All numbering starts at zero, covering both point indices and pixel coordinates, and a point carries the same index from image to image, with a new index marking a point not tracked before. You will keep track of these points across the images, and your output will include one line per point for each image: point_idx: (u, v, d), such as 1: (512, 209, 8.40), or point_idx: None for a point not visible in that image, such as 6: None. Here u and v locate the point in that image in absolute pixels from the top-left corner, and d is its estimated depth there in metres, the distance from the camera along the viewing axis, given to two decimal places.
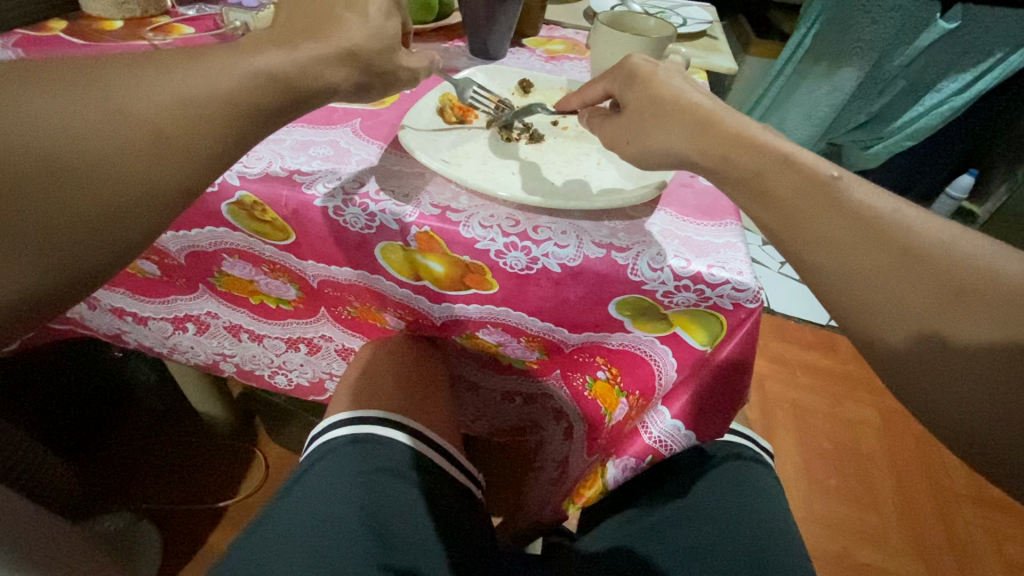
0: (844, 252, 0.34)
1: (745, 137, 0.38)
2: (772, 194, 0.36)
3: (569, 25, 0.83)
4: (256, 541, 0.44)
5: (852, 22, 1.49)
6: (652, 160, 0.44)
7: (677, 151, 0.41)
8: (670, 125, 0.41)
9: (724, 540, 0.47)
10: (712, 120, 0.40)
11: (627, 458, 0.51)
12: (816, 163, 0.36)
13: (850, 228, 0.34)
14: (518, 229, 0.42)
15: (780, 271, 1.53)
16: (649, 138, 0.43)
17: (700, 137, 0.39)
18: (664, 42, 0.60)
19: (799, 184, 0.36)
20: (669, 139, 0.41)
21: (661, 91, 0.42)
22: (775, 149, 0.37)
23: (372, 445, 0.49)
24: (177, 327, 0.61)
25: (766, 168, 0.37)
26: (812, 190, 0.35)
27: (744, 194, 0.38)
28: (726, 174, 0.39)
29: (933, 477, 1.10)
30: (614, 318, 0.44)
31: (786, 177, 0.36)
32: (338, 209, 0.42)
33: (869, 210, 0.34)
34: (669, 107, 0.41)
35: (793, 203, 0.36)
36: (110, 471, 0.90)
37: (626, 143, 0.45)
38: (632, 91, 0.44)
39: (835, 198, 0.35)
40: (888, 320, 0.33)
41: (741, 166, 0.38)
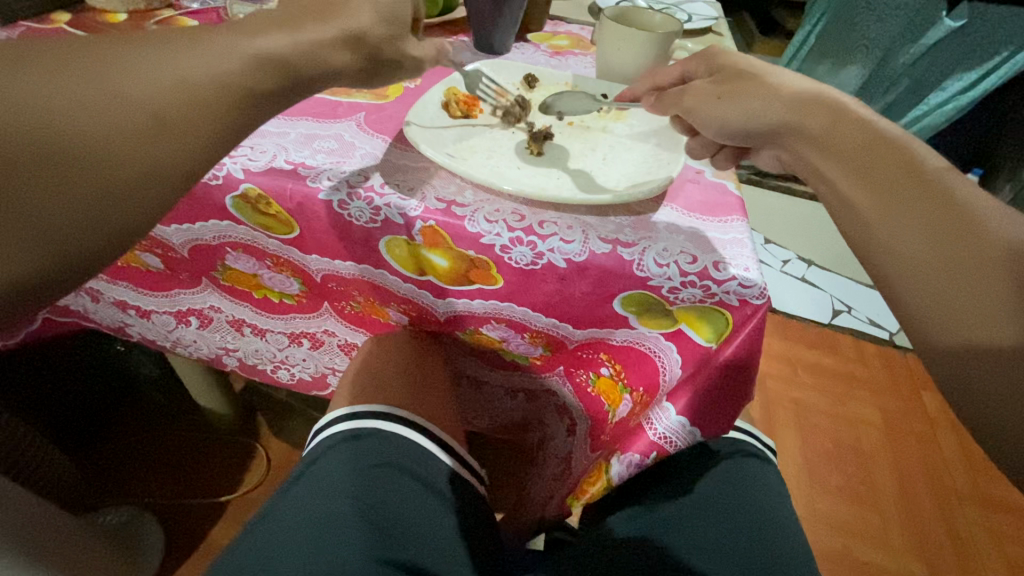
0: (932, 233, 0.33)
1: (850, 110, 0.39)
2: (873, 168, 0.36)
3: (574, 20, 0.82)
4: (267, 527, 0.44)
5: (857, 20, 1.50)
6: (737, 120, 0.44)
7: (772, 112, 0.42)
8: (767, 90, 0.43)
9: (727, 540, 0.47)
10: (812, 91, 0.42)
11: (631, 455, 0.50)
12: (924, 153, 0.36)
13: (940, 213, 0.33)
14: (523, 224, 0.42)
15: (782, 270, 1.53)
16: (743, 96, 0.44)
17: (808, 100, 0.41)
18: (671, 37, 0.60)
19: (899, 161, 0.35)
20: (764, 99, 0.43)
21: (752, 66, 0.46)
22: (885, 129, 0.37)
23: (374, 440, 0.49)
24: (180, 321, 0.61)
25: (875, 143, 0.37)
26: (908, 169, 0.35)
27: (840, 155, 0.37)
28: (827, 137, 0.39)
29: (934, 476, 1.10)
30: (620, 314, 0.44)
31: (890, 154, 0.36)
32: (342, 203, 0.42)
33: (970, 203, 0.33)
34: (766, 77, 0.44)
35: (893, 181, 0.35)
36: (112, 465, 0.91)
37: (715, 100, 0.45)
38: (722, 66, 0.48)
39: (935, 183, 0.34)
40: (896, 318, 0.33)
41: (847, 134, 0.38)
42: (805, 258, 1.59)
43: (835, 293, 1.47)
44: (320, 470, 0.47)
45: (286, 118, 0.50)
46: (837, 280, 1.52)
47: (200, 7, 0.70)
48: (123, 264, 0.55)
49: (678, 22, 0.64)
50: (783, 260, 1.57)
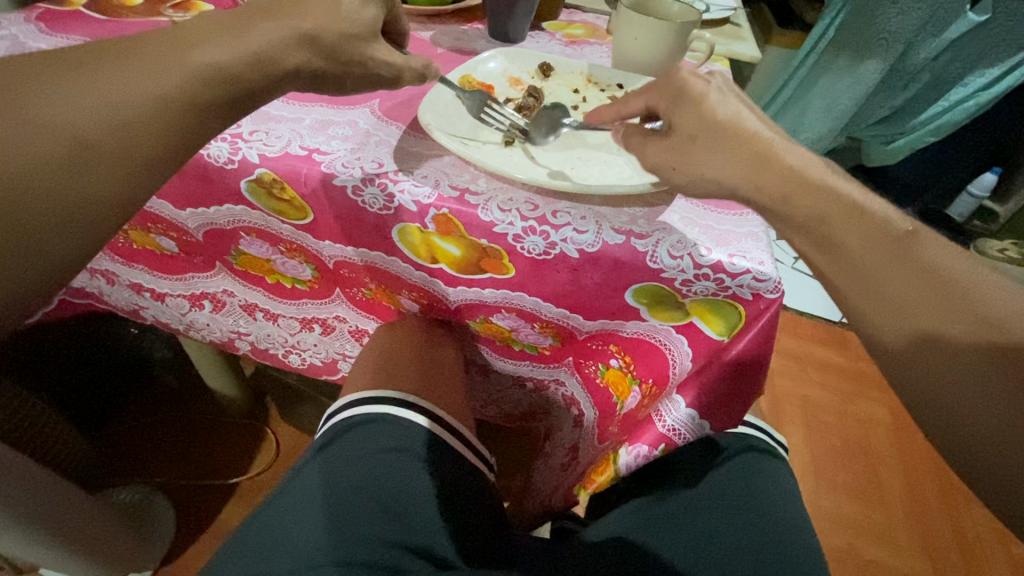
0: (904, 300, 0.34)
1: (812, 181, 0.37)
2: (838, 243, 0.36)
3: (589, 9, 0.81)
4: (277, 508, 0.45)
5: (878, 12, 1.42)
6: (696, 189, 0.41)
7: (731, 184, 0.39)
8: (727, 150, 0.39)
9: (738, 533, 0.47)
10: (771, 157, 0.38)
11: (640, 446, 0.51)
12: (888, 214, 0.36)
13: (915, 276, 0.34)
14: (537, 213, 0.42)
15: (794, 267, 1.51)
16: (704, 161, 0.39)
17: (761, 170, 0.38)
18: (689, 27, 0.59)
19: (869, 235, 0.35)
20: (724, 170, 0.39)
21: (712, 113, 0.40)
22: (847, 196, 0.36)
23: (388, 426, 0.49)
24: (193, 304, 0.61)
25: (834, 212, 0.36)
26: (886, 243, 0.35)
27: (806, 237, 0.37)
28: (787, 216, 0.37)
29: (943, 476, 1.10)
30: (631, 306, 0.43)
31: (858, 227, 0.35)
32: (357, 189, 0.42)
33: (937, 263, 0.34)
34: (726, 135, 0.39)
35: (860, 252, 0.35)
36: (124, 447, 0.92)
37: (672, 168, 0.41)
38: (681, 109, 0.41)
39: (904, 251, 0.34)
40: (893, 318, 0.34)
41: (804, 210, 0.36)
42: None
43: None
44: (332, 453, 0.48)
45: (300, 103, 0.50)
46: None
47: None
48: (138, 246, 0.55)
49: (697, 12, 0.63)
50: (795, 257, 1.55)
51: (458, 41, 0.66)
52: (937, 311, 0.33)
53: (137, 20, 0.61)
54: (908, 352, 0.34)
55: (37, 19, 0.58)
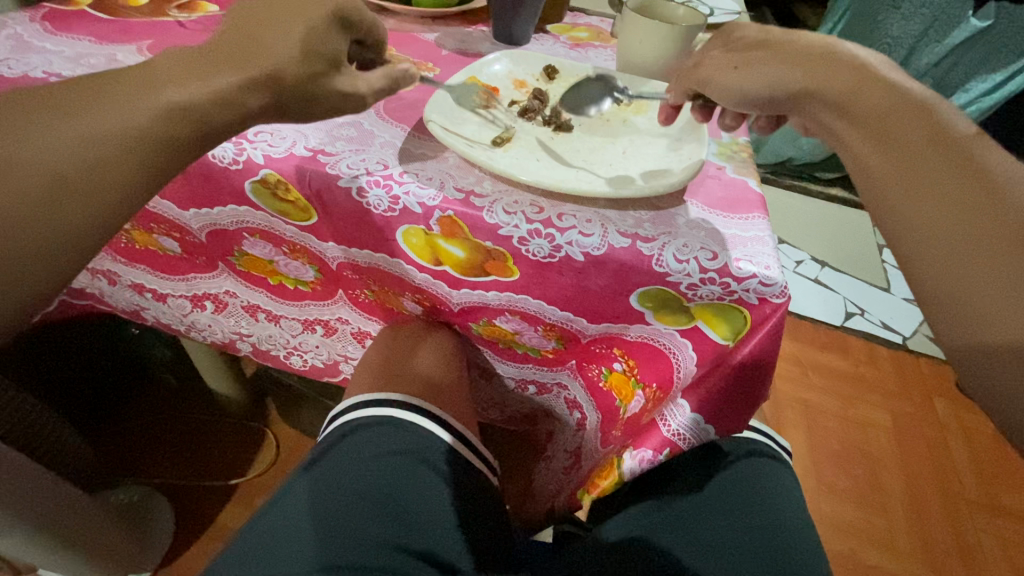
0: (947, 191, 0.32)
1: (878, 75, 0.36)
2: (892, 130, 0.35)
3: (594, 12, 0.81)
4: (278, 508, 0.45)
5: (880, 18, 1.49)
6: (760, 94, 0.41)
7: (793, 84, 0.39)
8: (794, 58, 0.39)
9: (746, 537, 0.47)
10: (838, 53, 0.38)
11: (645, 452, 0.50)
12: (952, 116, 0.35)
13: (960, 173, 0.32)
14: (542, 216, 0.42)
15: (796, 271, 1.51)
16: (766, 66, 0.40)
17: (827, 66, 0.37)
18: (694, 29, 0.59)
19: (926, 126, 0.34)
20: (785, 70, 0.39)
21: (771, 32, 0.42)
22: (909, 90, 0.36)
23: (389, 428, 0.49)
24: (195, 305, 0.61)
25: (895, 106, 0.35)
26: (940, 136, 0.33)
27: (862, 127, 0.36)
28: (847, 108, 0.36)
29: (944, 482, 1.09)
30: (636, 310, 0.43)
31: (914, 117, 0.34)
32: (361, 190, 0.42)
33: (990, 164, 0.32)
34: (787, 44, 0.40)
35: (915, 142, 0.34)
36: (123, 447, 0.92)
37: (732, 71, 0.42)
38: (741, 35, 0.44)
39: (954, 147, 0.33)
40: (934, 222, 0.32)
41: (866, 102, 0.36)
42: (820, 258, 1.56)
43: (848, 295, 1.45)
44: (332, 457, 0.48)
45: None
46: (852, 283, 1.49)
47: None
48: (141, 246, 0.55)
49: (702, 15, 0.63)
50: (797, 260, 1.54)
51: (462, 43, 0.66)
52: (983, 215, 0.31)
53: (142, 20, 0.61)
54: (939, 246, 0.32)
55: (42, 18, 0.58)
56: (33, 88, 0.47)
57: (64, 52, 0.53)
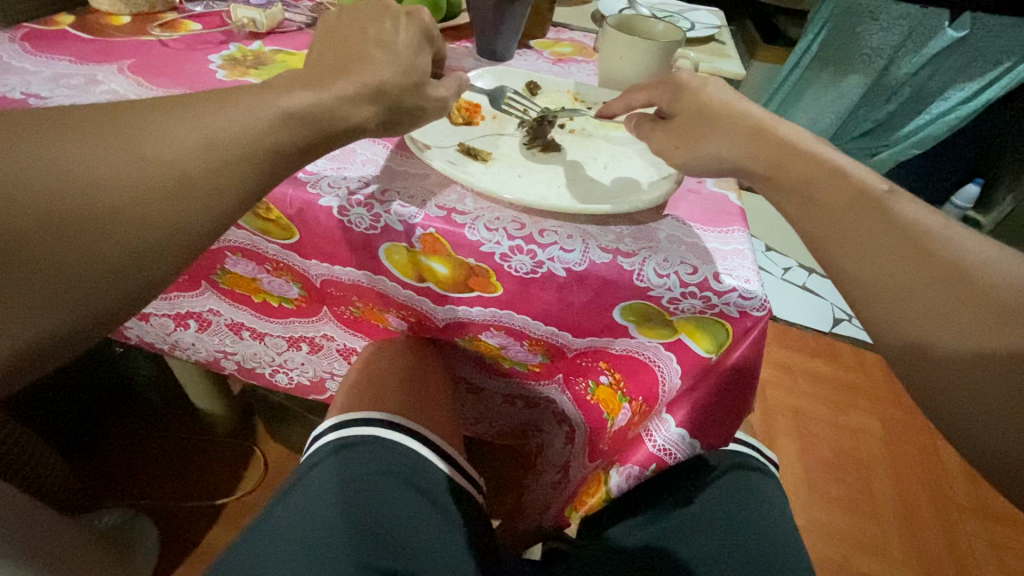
0: (876, 252, 0.35)
1: (802, 148, 0.40)
2: (818, 198, 0.38)
3: (577, 27, 0.82)
4: (257, 536, 0.44)
5: (858, 29, 1.49)
6: (700, 168, 0.44)
7: (730, 158, 0.42)
8: (726, 132, 0.42)
9: (736, 550, 0.47)
10: (767, 130, 0.41)
11: (630, 467, 0.51)
12: (868, 176, 0.38)
13: (886, 235, 0.35)
14: (524, 232, 0.42)
15: (784, 278, 1.52)
16: (699, 144, 0.43)
17: (753, 142, 0.41)
18: (673, 45, 0.60)
19: (846, 193, 0.37)
20: (721, 147, 0.42)
21: (709, 100, 0.44)
22: (830, 160, 0.39)
23: (373, 447, 0.48)
24: (178, 324, 0.60)
25: (817, 176, 0.38)
26: (863, 200, 0.36)
27: (790, 199, 0.39)
28: (776, 179, 0.40)
29: (935, 487, 1.10)
30: (619, 324, 0.43)
31: (839, 187, 0.37)
32: (343, 209, 0.42)
33: (916, 222, 0.35)
34: (723, 117, 0.43)
35: (838, 209, 0.37)
36: (108, 468, 0.90)
37: (676, 148, 0.45)
38: (680, 101, 0.46)
39: (881, 212, 0.35)
40: (873, 282, 0.35)
41: (793, 175, 0.39)
42: (807, 265, 1.57)
43: (836, 302, 1.46)
44: (307, 482, 0.46)
45: None
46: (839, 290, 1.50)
47: (204, 10, 0.70)
48: None
49: (680, 31, 0.64)
50: (784, 268, 1.55)
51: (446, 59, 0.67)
52: (918, 269, 0.33)
53: (123, 39, 0.61)
54: (882, 306, 0.34)
55: (21, 38, 0.58)
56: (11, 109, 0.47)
57: (43, 72, 0.52)
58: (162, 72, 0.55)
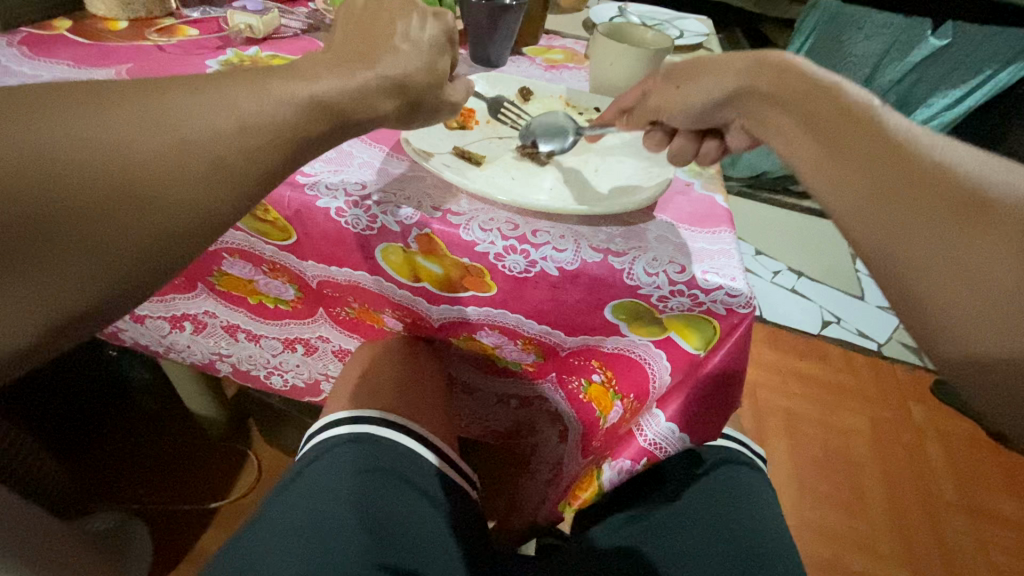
0: (862, 151, 0.32)
1: (801, 68, 0.38)
2: (813, 110, 0.36)
3: (568, 34, 0.84)
4: (253, 536, 0.44)
5: (844, 39, 1.54)
6: (700, 101, 0.46)
7: (728, 85, 0.44)
8: (725, 64, 0.44)
9: (724, 541, 0.48)
10: (767, 58, 0.42)
11: (623, 461, 0.52)
12: (865, 93, 0.36)
13: (873, 137, 0.32)
14: (517, 232, 0.43)
15: (773, 281, 1.54)
16: (699, 79, 0.46)
17: (752, 67, 0.42)
18: (662, 53, 0.61)
19: (838, 103, 0.35)
20: (717, 83, 0.44)
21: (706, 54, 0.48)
22: (829, 78, 0.37)
23: (369, 444, 0.49)
24: (174, 326, 0.61)
25: (814, 90, 0.37)
26: (855, 107, 0.34)
27: (788, 112, 0.38)
28: (776, 97, 0.39)
29: (923, 486, 1.12)
30: (610, 322, 0.44)
31: (831, 98, 0.36)
32: (340, 210, 0.43)
33: (903, 129, 0.32)
34: (718, 57, 0.44)
35: (830, 116, 0.35)
36: (101, 472, 0.90)
37: (678, 89, 0.48)
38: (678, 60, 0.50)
39: (871, 118, 0.33)
40: (853, 179, 0.32)
41: (791, 91, 0.38)
42: (796, 269, 1.60)
43: (824, 304, 1.49)
44: (306, 480, 0.47)
45: None
46: (827, 292, 1.53)
47: (201, 16, 0.71)
48: None
49: (669, 39, 0.65)
50: (774, 271, 1.58)
51: None
52: (900, 167, 0.31)
53: (121, 44, 0.62)
54: (857, 205, 0.32)
55: (20, 42, 0.58)
56: None
57: (43, 76, 0.53)
58: (160, 76, 0.56)
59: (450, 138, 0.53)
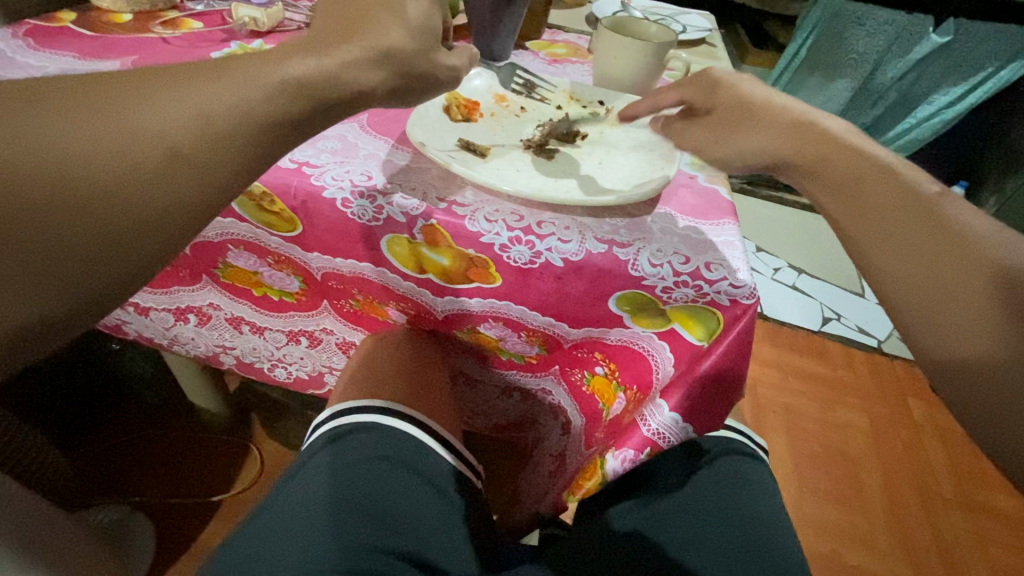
0: (920, 249, 0.36)
1: (850, 147, 0.41)
2: (865, 195, 0.39)
3: (571, 29, 0.84)
4: (261, 526, 0.44)
5: (846, 35, 1.52)
6: (739, 162, 0.45)
7: (770, 150, 0.43)
8: (767, 126, 0.44)
9: (726, 532, 0.48)
10: (813, 125, 0.43)
11: (626, 450, 0.51)
12: (917, 178, 0.39)
13: (930, 234, 0.36)
14: (522, 224, 0.43)
15: (774, 278, 1.55)
16: (740, 137, 0.45)
17: (799, 136, 0.42)
18: (666, 47, 0.62)
19: (895, 191, 0.38)
20: (763, 139, 0.44)
21: (746, 94, 0.46)
22: (881, 160, 0.40)
23: (376, 434, 0.49)
24: (178, 318, 0.61)
25: (866, 173, 0.40)
26: (910, 199, 0.38)
27: (836, 195, 0.40)
28: (821, 175, 0.41)
29: (921, 481, 1.12)
30: (615, 313, 0.45)
31: (882, 183, 0.39)
32: (346, 201, 0.43)
33: (959, 222, 0.36)
34: (764, 111, 0.45)
35: (884, 204, 0.38)
36: (104, 465, 0.90)
37: (714, 142, 0.46)
38: (716, 94, 0.47)
39: (926, 211, 0.37)
40: (913, 276, 0.36)
41: (840, 169, 0.40)
42: (796, 266, 1.60)
43: (824, 301, 1.49)
44: (313, 470, 0.47)
45: None
46: (827, 289, 1.53)
47: (204, 9, 0.71)
48: None
49: (672, 33, 0.65)
50: (774, 268, 1.58)
51: None
52: (960, 268, 0.35)
53: (125, 36, 0.62)
54: (910, 293, 0.36)
55: (24, 34, 0.59)
56: None
57: (47, 68, 0.53)
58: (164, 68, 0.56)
59: (454, 130, 0.53)
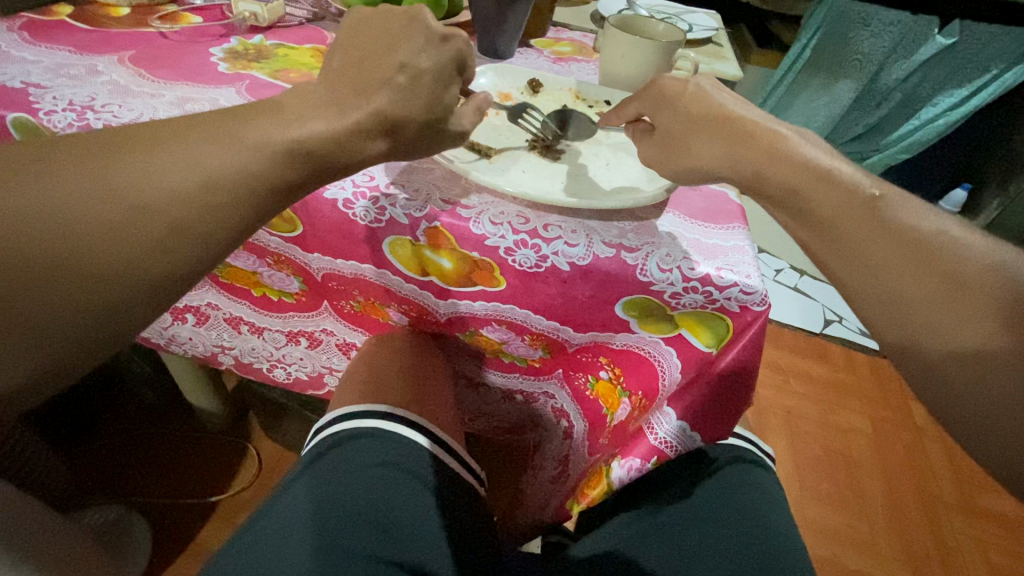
0: (878, 256, 0.36)
1: (786, 152, 0.39)
2: (809, 207, 0.38)
3: (576, 27, 0.83)
4: (259, 532, 0.43)
5: (851, 34, 1.52)
6: (689, 176, 0.43)
7: (711, 166, 0.42)
8: (715, 139, 0.41)
9: (731, 540, 0.48)
10: (751, 131, 0.41)
11: (633, 461, 0.52)
12: (857, 179, 0.38)
13: (887, 237, 0.36)
14: (528, 227, 0.42)
15: (776, 279, 1.54)
16: (689, 153, 0.42)
17: (741, 147, 0.40)
18: (673, 46, 0.60)
19: (840, 198, 0.37)
20: (712, 154, 0.41)
21: (692, 104, 0.43)
22: (819, 164, 0.38)
23: (377, 440, 0.48)
24: (175, 318, 0.60)
25: (804, 181, 0.38)
26: (858, 204, 0.37)
27: (780, 209, 0.39)
28: (761, 188, 0.40)
29: (922, 485, 1.12)
30: (622, 319, 0.44)
31: (825, 191, 0.37)
32: (348, 202, 0.42)
33: (909, 223, 0.36)
34: (709, 120, 0.42)
35: (832, 215, 0.37)
36: (101, 464, 0.89)
37: (664, 160, 0.44)
38: (662, 110, 0.45)
39: (878, 214, 0.36)
40: (876, 285, 0.36)
41: (776, 181, 0.39)
42: (798, 268, 1.59)
43: (826, 303, 1.49)
44: (313, 475, 0.46)
45: None
46: (829, 291, 1.52)
47: (204, 4, 0.69)
48: None
49: (680, 32, 0.64)
50: (776, 269, 1.57)
51: None
52: (920, 271, 0.35)
53: (122, 30, 0.61)
54: (882, 309, 0.36)
55: (19, 27, 0.57)
56: (12, 99, 0.46)
57: (42, 61, 0.52)
58: (163, 63, 0.55)
59: None
